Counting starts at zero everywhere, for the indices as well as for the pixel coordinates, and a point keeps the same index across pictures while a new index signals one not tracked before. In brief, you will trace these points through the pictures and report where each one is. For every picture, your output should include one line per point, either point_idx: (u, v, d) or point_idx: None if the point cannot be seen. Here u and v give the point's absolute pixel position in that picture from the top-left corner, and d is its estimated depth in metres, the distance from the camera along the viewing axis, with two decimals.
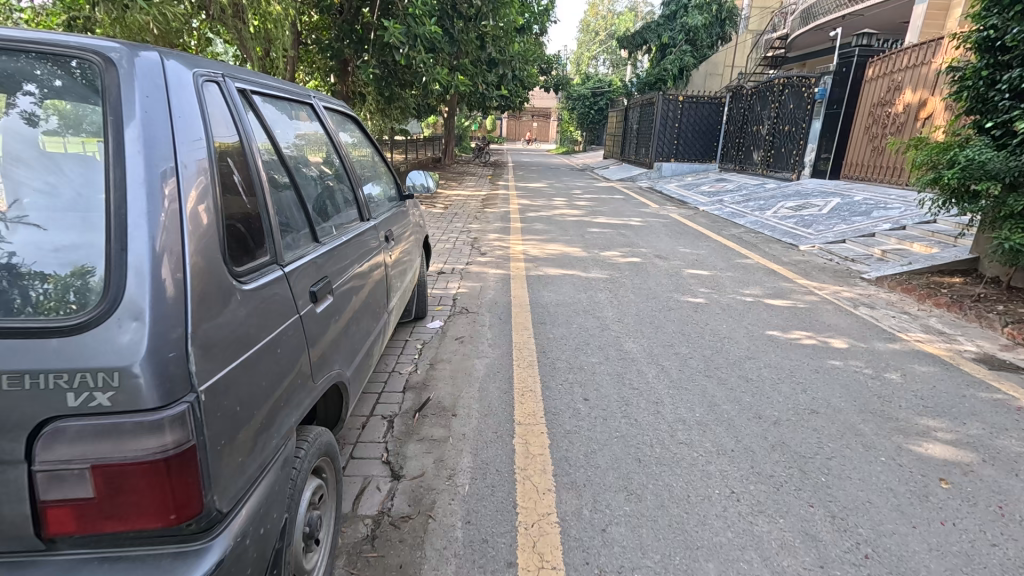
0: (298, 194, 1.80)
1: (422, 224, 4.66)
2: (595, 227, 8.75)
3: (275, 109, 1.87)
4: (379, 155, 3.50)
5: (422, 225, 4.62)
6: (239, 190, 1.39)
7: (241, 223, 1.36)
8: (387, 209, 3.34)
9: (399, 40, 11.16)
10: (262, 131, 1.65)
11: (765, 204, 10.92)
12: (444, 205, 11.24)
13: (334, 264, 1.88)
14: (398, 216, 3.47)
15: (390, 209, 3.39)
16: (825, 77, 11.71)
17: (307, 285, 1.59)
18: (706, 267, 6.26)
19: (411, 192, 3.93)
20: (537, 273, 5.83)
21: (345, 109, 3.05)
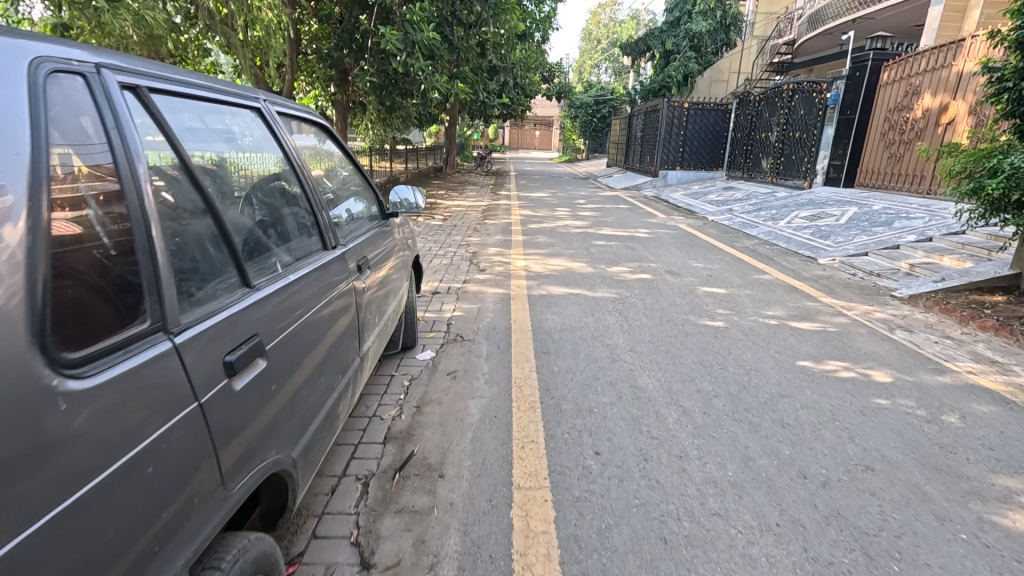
0: (220, 224, 1.38)
1: (414, 242, 4.26)
2: (601, 239, 8.33)
3: (198, 113, 1.48)
4: (359, 168, 3.07)
5: (413, 242, 4.22)
6: (92, 227, 1.01)
7: (93, 277, 0.98)
8: (366, 231, 2.90)
9: (396, 47, 10.85)
10: (163, 141, 1.25)
11: (777, 213, 10.48)
12: (443, 216, 10.87)
13: (275, 313, 1.47)
14: (379, 237, 3.03)
15: (369, 231, 2.95)
16: (838, 82, 11.37)
17: (217, 354, 1.19)
18: (721, 284, 5.81)
19: (396, 209, 3.51)
20: (540, 291, 5.39)
21: (314, 117, 2.63)
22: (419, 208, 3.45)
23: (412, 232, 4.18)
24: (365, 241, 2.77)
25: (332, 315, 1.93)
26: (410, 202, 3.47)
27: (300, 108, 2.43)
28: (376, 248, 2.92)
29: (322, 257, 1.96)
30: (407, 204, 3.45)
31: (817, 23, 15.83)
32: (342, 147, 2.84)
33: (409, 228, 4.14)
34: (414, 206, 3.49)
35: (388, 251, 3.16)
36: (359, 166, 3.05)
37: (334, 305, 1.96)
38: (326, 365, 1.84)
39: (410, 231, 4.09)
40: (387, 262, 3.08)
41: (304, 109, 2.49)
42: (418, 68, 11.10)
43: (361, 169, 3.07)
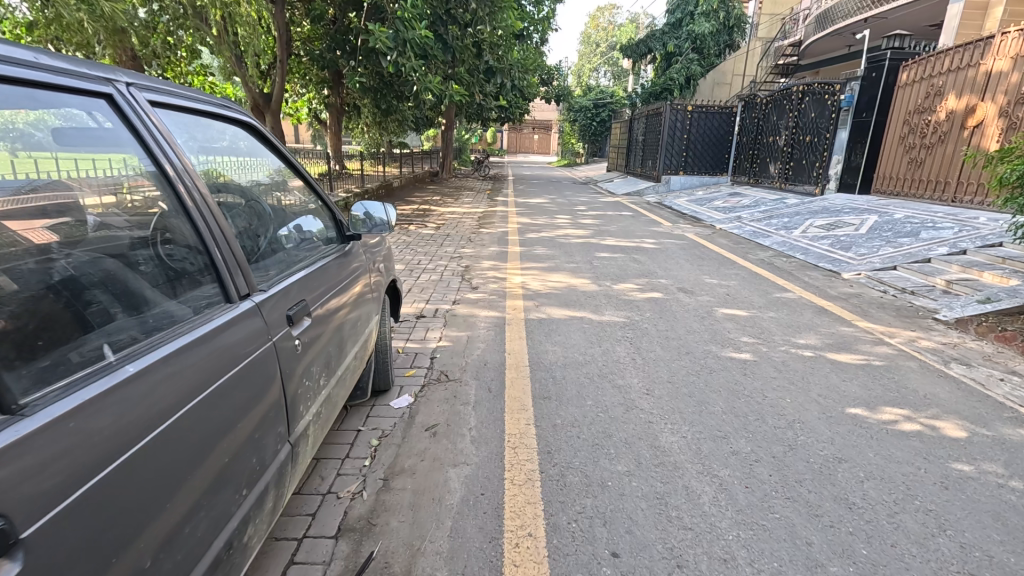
0: None
1: (390, 260, 3.64)
2: (604, 251, 7.72)
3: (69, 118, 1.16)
4: (311, 180, 2.43)
5: (388, 261, 3.58)
6: None
7: None
8: (311, 254, 2.24)
9: (387, 45, 10.26)
10: None
11: (790, 221, 9.90)
12: (436, 225, 10.28)
13: (36, 462, 0.83)
14: (334, 263, 2.36)
15: (319, 257, 2.28)
16: (852, 83, 10.82)
17: None
18: (741, 305, 5.21)
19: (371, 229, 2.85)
20: (539, 314, 4.76)
21: (238, 113, 1.97)
22: (389, 231, 2.79)
23: (384, 249, 3.55)
24: (316, 269, 2.14)
25: (235, 402, 1.32)
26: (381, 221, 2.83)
27: (206, 96, 1.80)
28: (327, 276, 2.22)
29: (213, 320, 1.34)
30: (375, 225, 2.78)
31: (826, 23, 15.29)
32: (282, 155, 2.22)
33: (382, 244, 3.51)
34: (377, 227, 2.80)
35: (346, 277, 2.45)
36: (310, 179, 2.41)
37: (238, 388, 1.34)
38: (215, 486, 1.23)
39: (381, 248, 3.45)
40: (347, 294, 2.44)
41: (216, 100, 1.86)
42: (410, 67, 10.51)
43: (314, 182, 2.43)
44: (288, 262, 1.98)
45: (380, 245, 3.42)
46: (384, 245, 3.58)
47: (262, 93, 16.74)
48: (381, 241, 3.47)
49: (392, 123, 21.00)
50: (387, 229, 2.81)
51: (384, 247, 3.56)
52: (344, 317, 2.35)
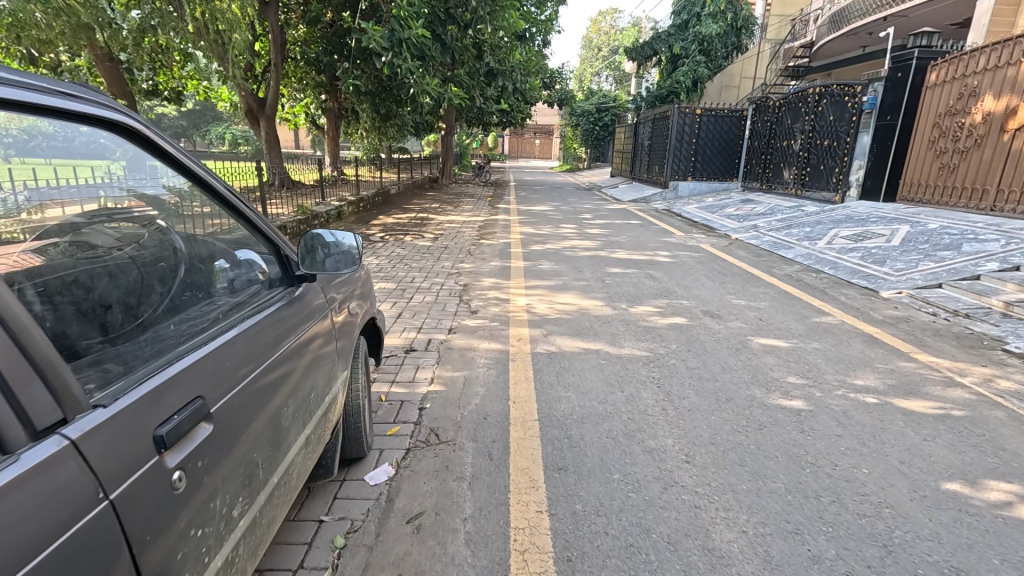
0: None
1: (370, 293, 3.02)
2: (616, 265, 7.10)
3: None
4: (239, 202, 1.74)
5: (369, 296, 2.95)
6: None
7: None
8: (233, 310, 1.59)
9: (382, 45, 9.65)
10: None
11: (813, 231, 9.28)
12: (434, 235, 9.70)
13: None
14: (273, 314, 1.67)
15: (245, 310, 1.61)
16: (875, 84, 10.23)
17: None
18: (778, 332, 4.58)
19: (343, 265, 2.04)
20: (546, 347, 4.11)
21: (110, 113, 1.28)
22: (349, 271, 2.03)
23: (362, 281, 2.91)
24: (241, 330, 1.47)
25: None
26: (346, 255, 2.07)
27: (41, 81, 1.12)
28: (262, 338, 1.54)
29: None
30: (333, 262, 1.99)
31: (840, 22, 14.70)
32: (181, 166, 1.50)
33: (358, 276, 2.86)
34: (336, 265, 2.00)
35: (296, 329, 1.78)
36: (233, 202, 1.70)
37: None
38: None
39: (358, 281, 2.80)
40: (300, 355, 1.77)
41: (61, 86, 1.17)
42: (406, 69, 9.92)
43: (241, 207, 1.73)
44: (177, 334, 1.33)
45: (355, 277, 2.78)
46: (362, 277, 2.95)
47: (256, 97, 16.21)
48: (355, 271, 2.83)
49: (391, 128, 20.46)
50: (349, 269, 2.04)
51: (361, 279, 2.92)
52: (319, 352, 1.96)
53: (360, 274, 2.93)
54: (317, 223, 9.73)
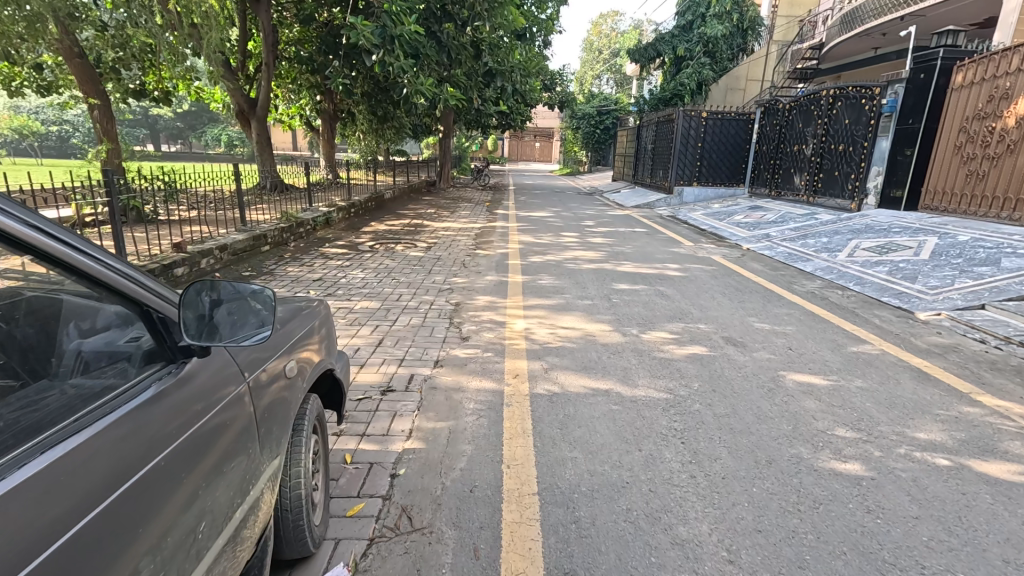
0: None
1: (326, 340, 2.46)
2: (623, 280, 6.53)
3: None
4: (85, 255, 1.12)
5: (322, 345, 2.38)
6: None
7: None
8: (47, 425, 1.03)
9: (372, 42, 9.05)
10: None
11: (831, 242, 8.71)
12: (427, 243, 9.12)
13: None
14: (124, 417, 1.10)
15: (70, 423, 1.04)
16: (895, 85, 9.68)
17: None
18: (813, 366, 3.99)
19: (260, 327, 1.40)
20: (546, 386, 3.52)
21: None
22: (267, 332, 1.40)
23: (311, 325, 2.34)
24: (34, 471, 0.91)
25: None
26: (246, 302, 1.42)
27: None
28: (79, 476, 0.96)
29: None
30: (236, 323, 1.33)
31: (851, 23, 14.16)
32: None
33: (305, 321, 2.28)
34: (240, 324, 1.35)
35: (176, 431, 1.19)
36: (58, 256, 1.05)
37: None
38: None
39: (304, 330, 2.23)
40: (184, 468, 1.19)
41: None
42: (398, 67, 9.36)
43: (85, 264, 1.10)
44: None
45: (299, 324, 2.21)
46: (312, 321, 2.38)
47: (246, 97, 15.63)
48: (299, 315, 2.26)
49: (388, 130, 19.91)
50: (262, 329, 1.40)
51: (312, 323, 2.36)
52: (232, 441, 1.41)
53: (308, 317, 2.36)
54: (304, 230, 9.11)
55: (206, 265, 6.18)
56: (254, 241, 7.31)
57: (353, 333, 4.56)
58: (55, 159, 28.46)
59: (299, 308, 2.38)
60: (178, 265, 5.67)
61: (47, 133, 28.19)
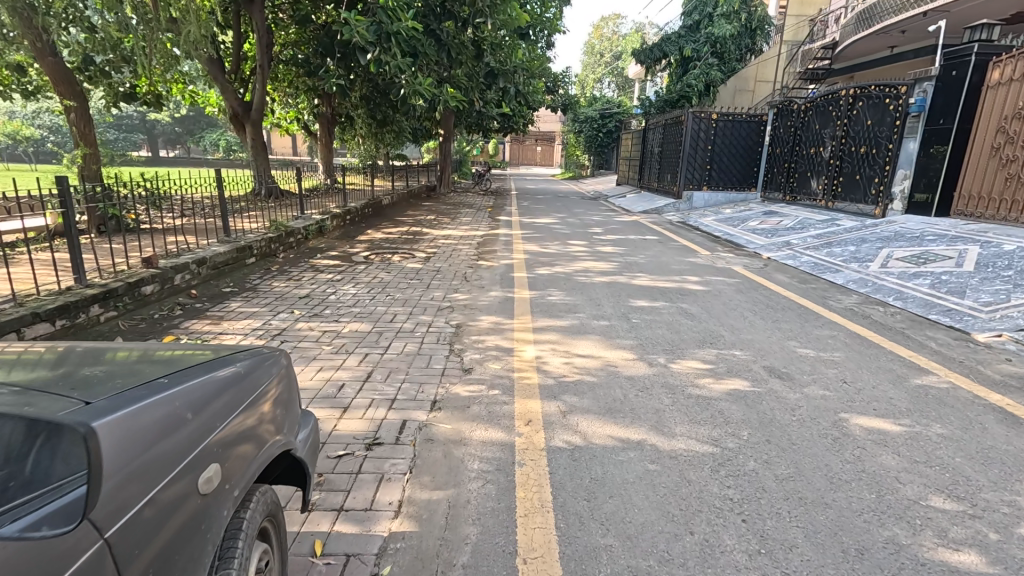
0: None
1: (286, 394, 1.94)
2: (641, 296, 5.93)
3: None
4: None
5: (280, 404, 1.86)
6: None
7: None
8: None
9: (367, 38, 8.50)
10: None
11: (859, 251, 8.12)
12: (426, 254, 8.54)
13: None
14: None
15: None
16: (924, 83, 9.11)
17: None
18: (879, 405, 3.38)
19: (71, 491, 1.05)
20: (565, 437, 2.91)
21: None
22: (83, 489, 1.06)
23: (269, 381, 1.82)
24: None
25: None
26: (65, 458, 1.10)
27: None
28: None
29: None
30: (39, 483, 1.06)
31: (868, 20, 13.58)
32: None
33: (260, 376, 1.77)
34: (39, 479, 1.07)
35: None
36: None
37: None
38: None
39: (258, 391, 1.72)
40: None
41: None
42: (395, 67, 8.81)
43: None
44: None
45: (251, 385, 1.70)
46: (271, 374, 1.86)
47: (241, 100, 15.09)
48: (252, 370, 1.74)
49: (388, 133, 19.39)
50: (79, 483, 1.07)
51: (270, 378, 1.85)
52: None
53: (266, 368, 1.84)
54: (294, 240, 8.51)
55: (182, 281, 5.58)
56: (239, 253, 6.71)
57: (338, 363, 3.95)
58: (48, 166, 27.79)
59: (255, 357, 1.86)
60: (148, 283, 5.08)
61: (41, 137, 27.66)
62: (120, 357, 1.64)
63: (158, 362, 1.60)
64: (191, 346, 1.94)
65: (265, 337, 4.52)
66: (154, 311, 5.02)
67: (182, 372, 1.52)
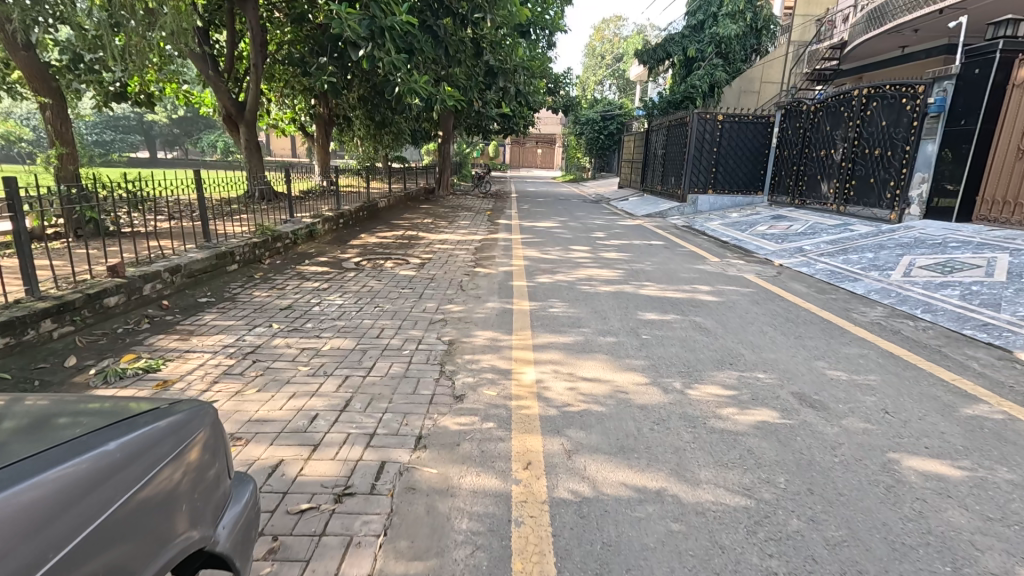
0: None
1: (219, 451, 1.63)
2: (650, 308, 5.49)
3: None
4: None
5: (205, 460, 1.54)
6: None
7: None
8: None
9: (358, 32, 8.10)
10: None
11: (877, 258, 7.68)
12: (421, 260, 8.10)
13: None
14: None
15: None
16: (944, 82, 8.69)
17: None
18: (930, 441, 2.94)
19: None
20: (571, 487, 2.47)
21: None
22: None
23: (190, 439, 1.50)
24: None
25: None
26: None
27: None
28: None
29: None
30: None
31: (878, 19, 13.16)
32: None
33: (176, 436, 1.45)
34: None
35: None
36: None
37: None
38: None
39: (168, 457, 1.40)
40: None
41: None
42: (389, 63, 8.42)
43: None
44: None
45: (160, 452, 1.38)
46: (197, 429, 1.54)
47: (234, 100, 14.66)
48: (165, 431, 1.43)
49: (386, 135, 18.97)
50: None
51: (194, 436, 1.52)
52: None
53: (191, 425, 1.53)
54: (281, 245, 8.07)
55: (152, 291, 5.14)
56: (218, 259, 6.26)
57: (314, 389, 3.49)
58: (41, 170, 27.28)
59: (175, 412, 1.53)
60: (111, 293, 4.64)
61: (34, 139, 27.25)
62: (50, 413, 1.40)
63: (47, 430, 1.30)
64: (107, 399, 1.56)
65: (237, 354, 4.06)
66: (118, 325, 4.57)
67: (54, 449, 1.21)
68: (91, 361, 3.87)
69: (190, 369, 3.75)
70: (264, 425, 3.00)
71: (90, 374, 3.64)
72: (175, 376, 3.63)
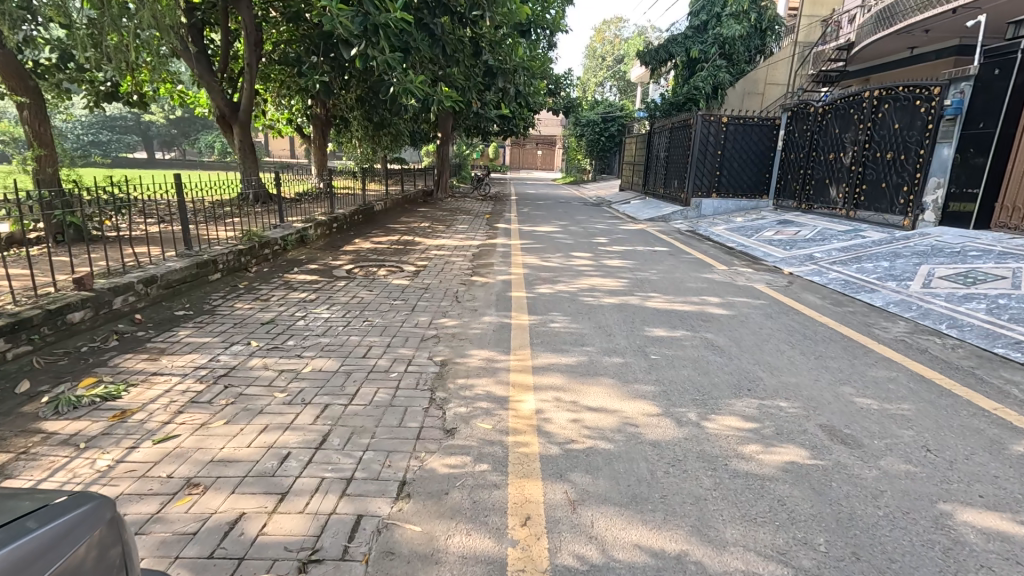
0: None
1: (127, 536, 1.31)
2: (658, 322, 5.14)
3: None
4: None
5: (113, 547, 1.23)
6: None
7: None
8: None
9: (350, 29, 7.80)
10: None
11: (893, 267, 7.33)
12: (416, 267, 7.75)
13: None
14: None
15: None
16: (962, 84, 8.40)
17: None
18: (985, 490, 2.57)
19: None
20: (576, 551, 2.11)
21: None
22: None
23: (99, 525, 1.20)
24: None
25: None
26: None
27: None
28: None
29: None
30: None
31: (887, 20, 12.75)
32: None
33: (82, 528, 1.15)
34: None
35: None
36: None
37: None
38: None
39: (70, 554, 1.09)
40: None
41: None
42: (383, 62, 8.15)
43: None
44: None
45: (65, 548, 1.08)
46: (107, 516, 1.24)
47: (228, 100, 14.29)
48: (69, 524, 1.13)
49: (385, 137, 18.67)
50: None
51: (103, 521, 1.22)
52: None
53: (101, 510, 1.23)
54: (270, 251, 7.72)
55: (123, 305, 4.78)
56: (199, 268, 5.91)
57: (288, 420, 3.13)
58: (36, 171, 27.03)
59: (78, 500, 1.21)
60: (76, 308, 4.29)
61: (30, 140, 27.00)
62: None
63: None
64: None
65: (208, 378, 3.70)
66: (82, 343, 4.21)
67: None
68: (45, 386, 3.50)
69: (153, 396, 3.38)
70: (226, 467, 2.64)
71: (42, 403, 3.28)
72: (136, 405, 3.27)
